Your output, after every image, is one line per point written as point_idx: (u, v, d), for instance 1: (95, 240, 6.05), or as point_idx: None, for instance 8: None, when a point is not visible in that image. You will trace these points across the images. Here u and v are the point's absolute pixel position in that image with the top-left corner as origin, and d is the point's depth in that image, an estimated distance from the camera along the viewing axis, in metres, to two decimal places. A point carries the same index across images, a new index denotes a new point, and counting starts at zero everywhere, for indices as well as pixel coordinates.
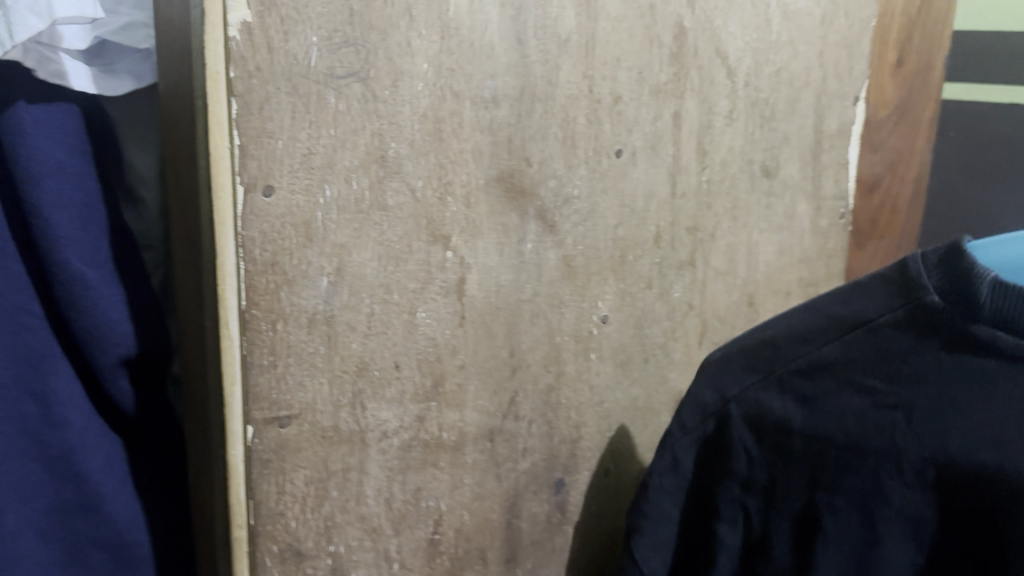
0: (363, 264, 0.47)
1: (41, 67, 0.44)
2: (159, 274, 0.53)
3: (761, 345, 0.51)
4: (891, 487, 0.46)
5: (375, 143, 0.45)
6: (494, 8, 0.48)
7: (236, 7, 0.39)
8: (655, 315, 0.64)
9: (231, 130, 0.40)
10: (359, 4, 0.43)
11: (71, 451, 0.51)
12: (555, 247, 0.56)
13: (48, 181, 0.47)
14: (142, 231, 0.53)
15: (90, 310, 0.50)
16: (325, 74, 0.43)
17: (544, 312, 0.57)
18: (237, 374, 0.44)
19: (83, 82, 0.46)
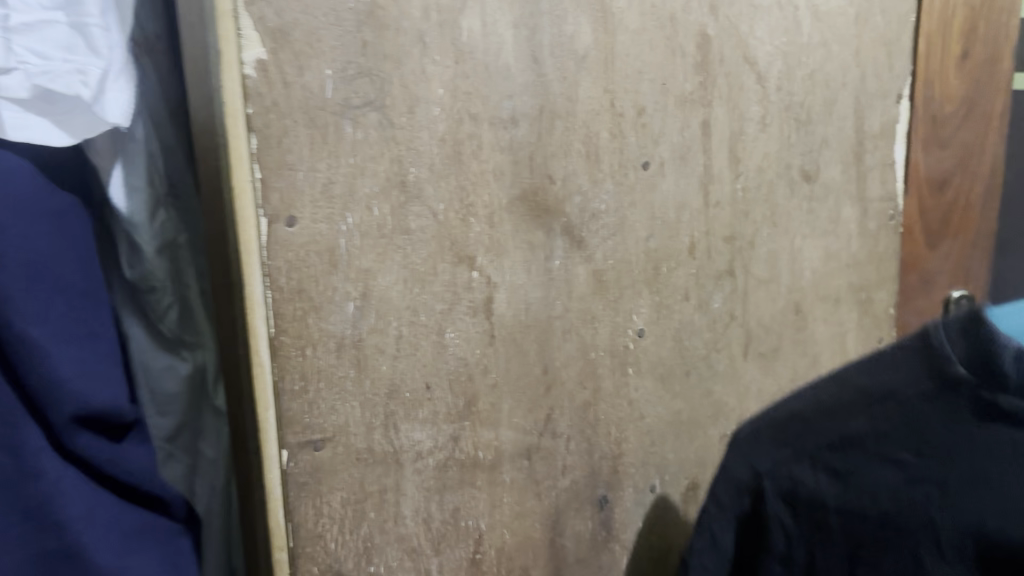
0: (388, 288, 0.48)
1: None
2: (172, 310, 0.61)
3: (789, 419, 0.52)
4: (933, 566, 0.45)
5: (395, 168, 0.46)
6: (508, 30, 0.49)
7: (250, 46, 0.41)
8: (693, 328, 0.63)
9: (252, 164, 0.42)
10: (370, 35, 0.44)
11: (48, 502, 0.45)
12: (584, 262, 0.56)
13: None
14: (147, 275, 0.58)
15: (41, 356, 0.44)
16: (341, 105, 0.44)
17: (576, 328, 0.57)
18: (270, 399, 0.46)
19: (23, 132, 0.44)
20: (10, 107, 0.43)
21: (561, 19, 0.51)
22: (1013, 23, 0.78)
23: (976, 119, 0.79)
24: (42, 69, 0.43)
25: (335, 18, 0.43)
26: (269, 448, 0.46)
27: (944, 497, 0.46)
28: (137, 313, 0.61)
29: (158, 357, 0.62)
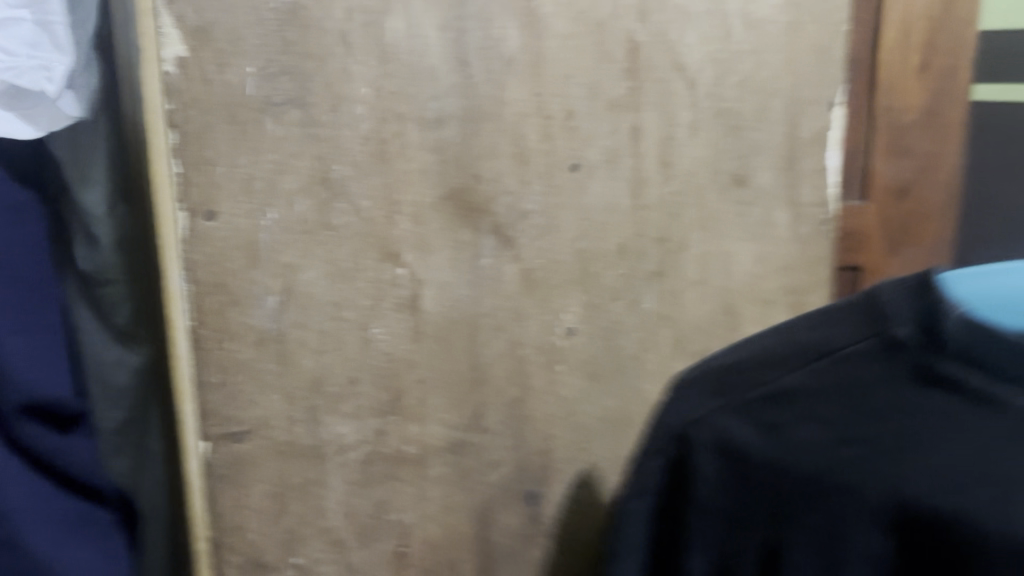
0: (311, 283, 0.49)
1: None
2: (126, 306, 0.57)
3: (725, 369, 0.48)
4: (857, 528, 0.38)
5: (319, 165, 0.47)
6: (434, 31, 0.50)
7: (169, 43, 0.42)
8: (624, 326, 0.64)
9: (171, 159, 0.44)
10: (292, 34, 0.45)
11: None
12: (513, 261, 0.57)
13: None
14: (102, 269, 0.55)
15: None
16: (263, 102, 0.45)
17: (505, 325, 0.58)
18: (190, 389, 0.47)
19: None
20: None
21: (489, 23, 0.52)
22: (969, 34, 0.79)
23: (938, 130, 0.81)
24: (8, 65, 0.46)
25: (256, 17, 0.44)
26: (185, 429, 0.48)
27: (873, 455, 0.39)
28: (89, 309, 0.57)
29: (110, 350, 0.57)
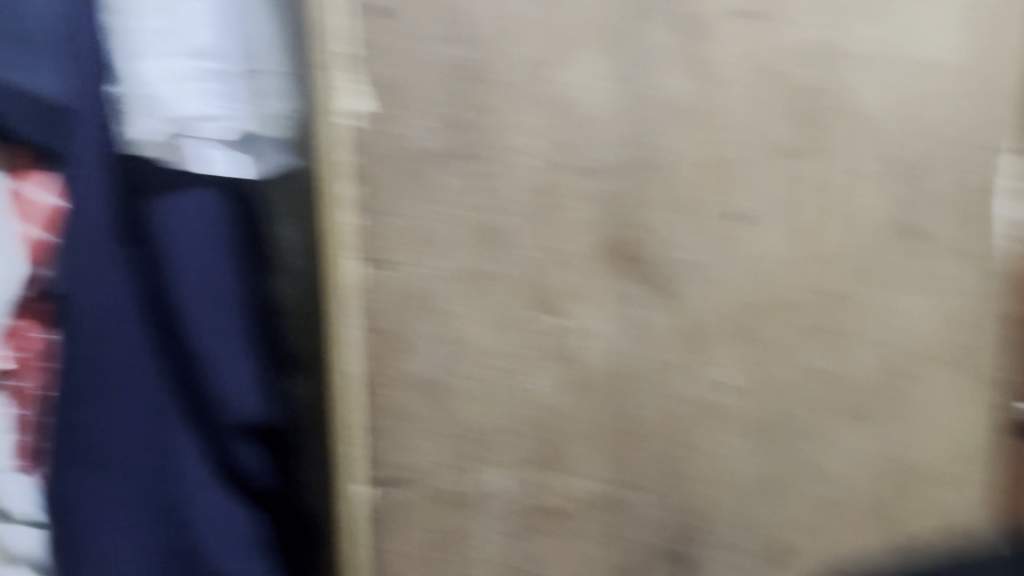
0: (476, 336, 0.50)
1: (194, 160, 0.55)
2: (309, 341, 0.67)
3: (862, 554, 0.55)
4: None
5: (484, 216, 0.49)
6: (598, 77, 0.48)
7: (342, 97, 0.47)
8: (791, 386, 0.53)
9: (346, 207, 0.48)
10: (465, 87, 0.47)
11: (179, 479, 0.59)
12: (668, 308, 0.51)
13: (182, 266, 0.58)
14: (285, 303, 0.65)
15: (210, 364, 0.59)
16: (434, 153, 0.48)
17: (656, 373, 0.52)
18: (361, 426, 0.51)
19: (209, 166, 0.56)
20: (219, 146, 0.56)
21: (649, 64, 0.48)
22: None
23: None
24: (224, 113, 0.56)
25: (428, 70, 0.47)
26: (346, 463, 0.52)
27: None
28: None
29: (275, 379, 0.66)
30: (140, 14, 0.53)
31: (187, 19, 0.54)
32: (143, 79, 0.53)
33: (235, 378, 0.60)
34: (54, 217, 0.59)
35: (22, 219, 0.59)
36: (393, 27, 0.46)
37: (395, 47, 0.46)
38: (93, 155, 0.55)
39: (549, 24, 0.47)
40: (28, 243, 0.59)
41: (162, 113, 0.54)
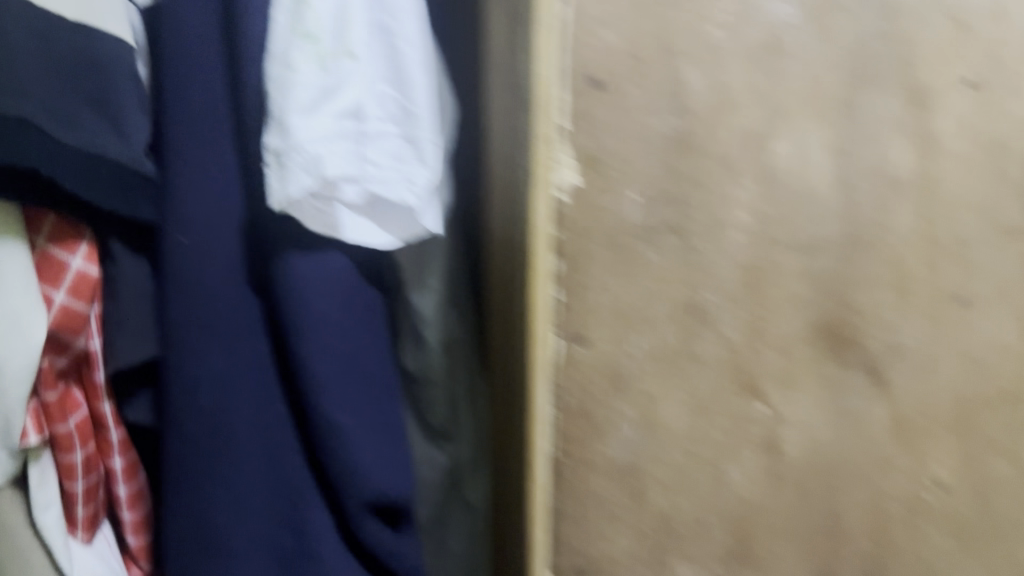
0: (673, 418, 0.47)
1: (317, 220, 0.51)
2: (443, 404, 0.63)
3: None
4: None
5: (689, 295, 0.46)
6: (824, 151, 0.46)
7: (563, 171, 0.44)
8: (997, 480, 0.52)
9: (554, 284, 0.45)
10: (677, 160, 0.45)
11: (314, 560, 0.53)
12: (885, 403, 0.49)
13: (313, 332, 0.51)
14: (427, 368, 0.62)
15: (342, 441, 0.52)
16: (642, 228, 0.45)
17: (865, 472, 0.50)
18: (546, 513, 0.48)
19: (353, 233, 0.52)
20: (345, 209, 0.52)
21: (882, 139, 0.47)
22: None
23: None
24: (378, 179, 0.51)
25: (644, 141, 0.44)
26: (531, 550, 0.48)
27: None
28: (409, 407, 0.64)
29: (421, 447, 0.64)
30: (298, 69, 0.49)
31: (346, 83, 0.50)
32: (289, 138, 0.48)
33: (372, 453, 0.53)
34: (82, 284, 0.52)
35: (44, 283, 0.51)
36: (599, 97, 0.44)
37: (604, 116, 0.44)
38: (210, 209, 0.52)
39: (764, 94, 0.45)
40: (53, 311, 0.51)
41: (296, 164, 0.48)
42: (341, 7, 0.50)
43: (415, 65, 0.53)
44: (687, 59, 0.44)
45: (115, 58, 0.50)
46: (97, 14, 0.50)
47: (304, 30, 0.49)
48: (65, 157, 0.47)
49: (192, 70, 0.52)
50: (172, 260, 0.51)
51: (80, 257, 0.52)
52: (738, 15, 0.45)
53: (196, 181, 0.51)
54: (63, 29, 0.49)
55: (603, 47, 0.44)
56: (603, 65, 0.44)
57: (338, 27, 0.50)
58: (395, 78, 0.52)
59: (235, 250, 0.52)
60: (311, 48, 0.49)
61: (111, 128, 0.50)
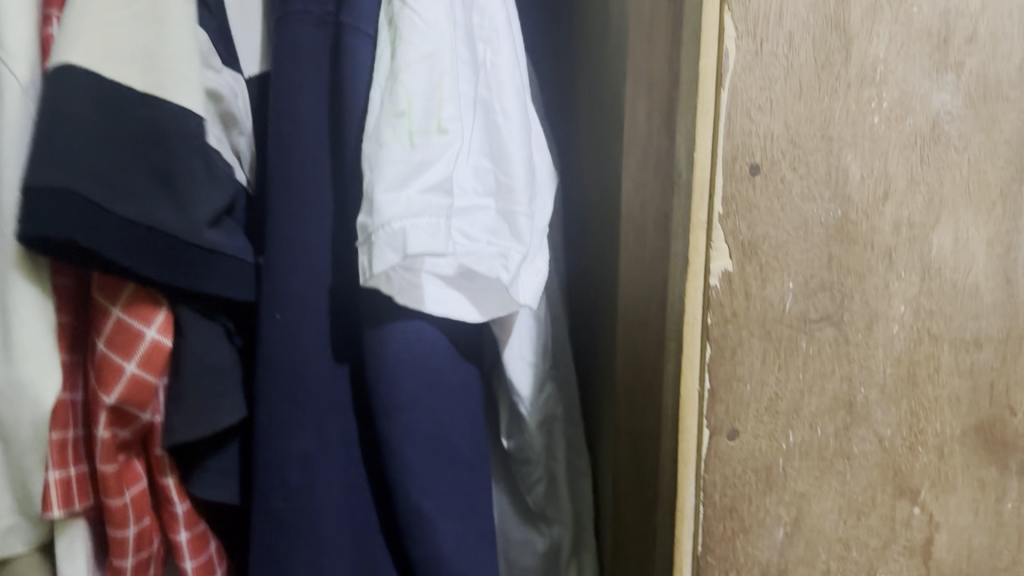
0: (822, 517, 0.45)
1: (404, 291, 0.43)
2: (541, 485, 0.58)
3: None
4: None
5: (844, 389, 0.44)
6: (982, 246, 0.46)
7: (719, 256, 0.42)
8: None
9: (703, 373, 0.42)
10: (837, 249, 0.43)
11: None
12: None
13: (399, 414, 0.45)
14: (524, 449, 0.57)
15: (426, 531, 0.47)
16: (799, 319, 0.43)
17: None
18: None
19: (439, 305, 0.45)
20: (433, 281, 0.44)
21: None
22: None
23: None
24: (469, 251, 0.44)
25: (805, 232, 0.43)
26: None
27: None
28: (507, 484, 0.62)
29: (518, 529, 0.62)
30: (387, 144, 0.41)
31: (440, 160, 0.41)
32: (378, 216, 0.40)
33: (454, 540, 0.48)
34: (155, 356, 0.45)
35: (116, 352, 0.44)
36: (753, 182, 0.42)
37: (760, 202, 0.42)
38: (306, 291, 0.45)
39: (923, 185, 0.45)
40: (125, 381, 0.45)
41: (381, 238, 0.40)
42: (434, 80, 0.41)
43: (515, 136, 0.46)
44: (847, 146, 0.43)
45: (184, 129, 0.42)
46: (169, 81, 0.42)
47: (394, 105, 0.41)
48: (109, 233, 0.39)
49: (293, 146, 0.45)
50: (268, 342, 0.45)
51: (156, 328, 0.45)
52: (899, 106, 0.44)
53: (294, 257, 0.44)
54: (132, 103, 0.41)
55: (764, 132, 0.42)
56: (762, 149, 0.42)
57: (430, 100, 0.41)
58: (492, 150, 0.46)
59: (327, 329, 0.46)
60: (402, 124, 0.41)
61: (169, 202, 0.42)
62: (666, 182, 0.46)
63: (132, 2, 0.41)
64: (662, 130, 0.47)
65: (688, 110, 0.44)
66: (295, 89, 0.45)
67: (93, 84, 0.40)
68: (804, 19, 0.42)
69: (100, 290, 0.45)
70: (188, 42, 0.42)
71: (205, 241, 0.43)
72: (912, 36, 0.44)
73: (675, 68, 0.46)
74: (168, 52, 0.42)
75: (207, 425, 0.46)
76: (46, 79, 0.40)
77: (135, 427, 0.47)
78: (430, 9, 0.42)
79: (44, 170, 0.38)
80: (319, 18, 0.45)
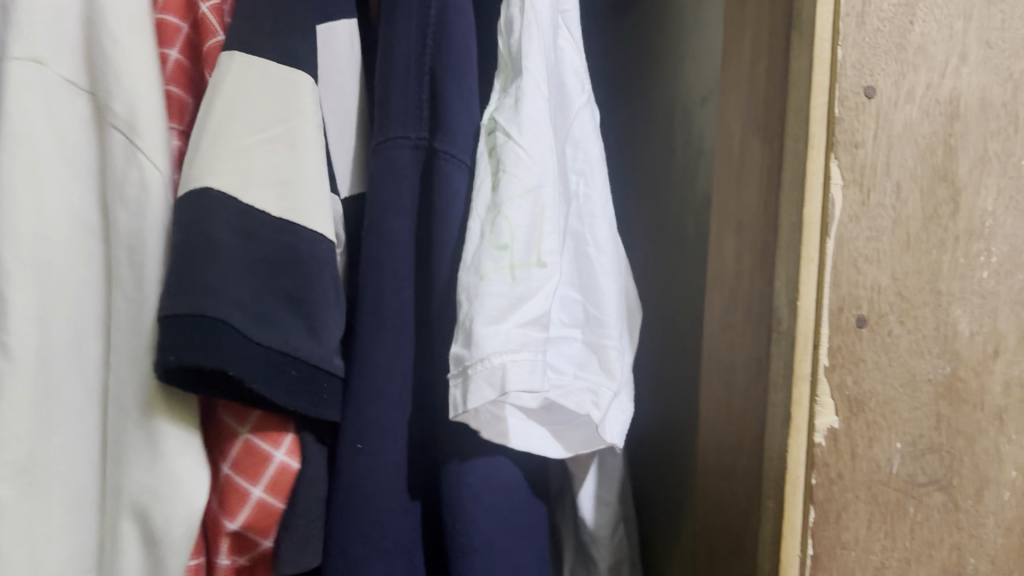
0: None
1: (489, 426, 0.41)
2: None
3: None
4: None
5: (953, 557, 0.42)
6: None
7: (824, 412, 0.40)
8: None
9: (806, 538, 0.40)
10: (946, 408, 0.41)
11: None
12: None
13: (477, 556, 0.42)
14: None
15: None
16: (906, 482, 0.41)
17: None
18: None
19: (524, 439, 0.42)
20: (517, 414, 0.42)
21: None
22: None
23: None
24: (558, 386, 0.43)
25: (913, 388, 0.41)
26: None
27: None
28: None
29: None
30: (487, 277, 0.39)
31: (540, 293, 0.39)
32: (477, 348, 0.38)
33: None
34: (282, 480, 0.42)
35: (242, 477, 0.42)
36: (860, 334, 0.40)
37: (867, 356, 0.40)
38: (387, 420, 0.43)
39: None
40: (250, 508, 0.42)
41: (477, 372, 0.38)
42: (536, 214, 0.40)
43: (607, 270, 0.45)
44: (955, 301, 0.42)
45: (313, 252, 0.41)
46: (304, 207, 0.42)
47: (496, 237, 0.39)
48: (248, 360, 0.38)
49: (383, 272, 0.43)
50: (345, 474, 0.43)
51: (284, 451, 0.42)
52: (1010, 260, 0.43)
53: (376, 385, 0.42)
54: (262, 229, 0.40)
55: (871, 284, 0.40)
56: (869, 301, 0.40)
57: (531, 234, 0.40)
58: (582, 282, 0.45)
59: (404, 458, 0.44)
60: (503, 258, 0.39)
61: (303, 328, 0.40)
62: (763, 327, 0.44)
63: (271, 129, 0.41)
64: (754, 267, 0.45)
65: (789, 258, 0.42)
66: (386, 212, 0.43)
67: (227, 211, 0.39)
68: (912, 168, 0.41)
69: (228, 411, 0.43)
70: (317, 168, 0.43)
71: (333, 366, 0.42)
72: (1021, 188, 0.43)
73: (773, 206, 0.44)
74: (299, 177, 0.42)
75: (292, 558, 0.44)
76: (183, 207, 0.39)
77: (252, 554, 0.44)
78: (536, 143, 0.41)
79: (182, 300, 0.37)
80: (414, 143, 0.44)
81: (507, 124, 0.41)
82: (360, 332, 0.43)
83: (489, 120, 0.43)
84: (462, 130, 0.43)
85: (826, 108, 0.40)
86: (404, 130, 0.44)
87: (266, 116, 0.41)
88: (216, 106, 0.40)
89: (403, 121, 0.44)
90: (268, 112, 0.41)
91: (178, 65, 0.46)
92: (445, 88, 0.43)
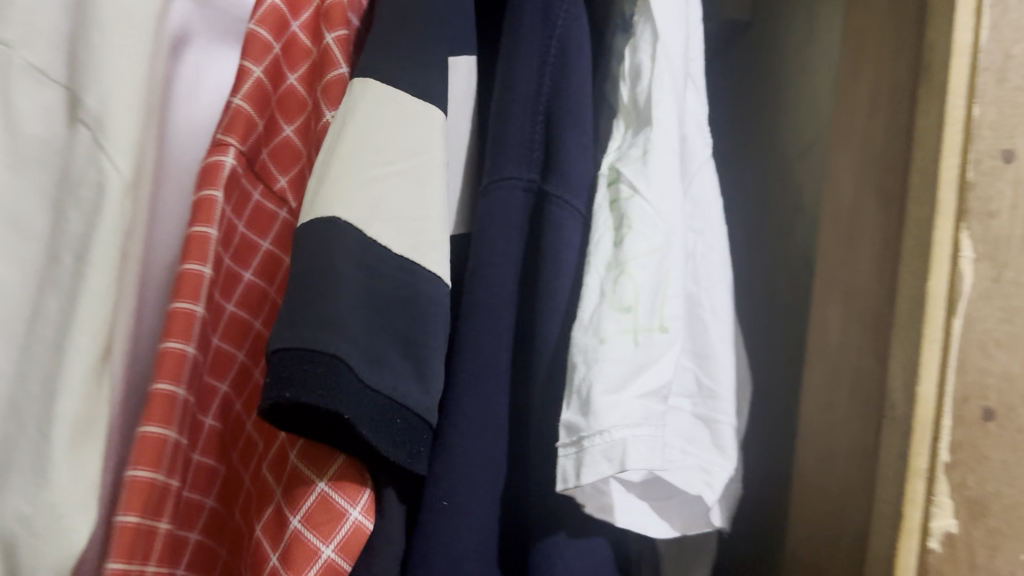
0: None
1: (591, 499, 0.36)
2: None
3: None
4: None
5: None
6: None
7: (941, 514, 0.35)
8: None
9: None
10: None
11: None
12: None
13: None
14: None
15: None
16: None
17: None
18: None
19: (627, 516, 0.38)
20: (618, 487, 0.37)
21: None
22: None
23: None
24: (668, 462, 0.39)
25: None
26: None
27: None
28: None
29: None
30: (607, 339, 0.35)
31: (663, 361, 0.36)
32: (596, 420, 0.34)
33: None
34: (354, 541, 0.37)
35: (313, 532, 0.37)
36: (985, 428, 0.35)
37: (992, 453, 0.35)
38: (479, 480, 0.39)
39: None
40: (317, 568, 0.37)
41: (595, 447, 0.34)
42: (660, 275, 0.37)
43: (724, 337, 0.41)
44: None
45: (432, 297, 0.37)
46: (425, 244, 0.37)
47: (619, 297, 0.36)
48: (353, 405, 0.33)
49: (485, 317, 0.39)
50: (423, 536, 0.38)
51: (360, 509, 0.37)
52: None
53: (473, 443, 0.38)
54: (386, 265, 0.36)
55: (1002, 370, 0.36)
56: (999, 391, 0.35)
57: (655, 296, 0.36)
58: (695, 348, 0.41)
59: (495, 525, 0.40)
60: (624, 321, 0.36)
61: (412, 374, 0.36)
62: (872, 409, 0.39)
63: (396, 160, 0.37)
64: (863, 343, 0.41)
65: (907, 335, 0.37)
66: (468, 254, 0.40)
67: (360, 245, 0.35)
68: None
69: (304, 459, 0.38)
70: (441, 204, 0.38)
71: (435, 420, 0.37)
72: None
73: (889, 274, 0.39)
74: (423, 215, 0.37)
75: None
76: (313, 231, 0.36)
77: None
78: (664, 199, 0.37)
79: (300, 331, 0.34)
80: (526, 184, 0.40)
81: (633, 177, 0.38)
82: (456, 381, 0.39)
83: (609, 170, 0.39)
84: (576, 174, 0.39)
85: (959, 169, 0.36)
86: (518, 169, 0.40)
87: (395, 147, 0.38)
88: (347, 132, 0.38)
89: (517, 161, 0.40)
90: (401, 143, 0.38)
91: (258, 82, 0.42)
92: (563, 133, 0.40)
